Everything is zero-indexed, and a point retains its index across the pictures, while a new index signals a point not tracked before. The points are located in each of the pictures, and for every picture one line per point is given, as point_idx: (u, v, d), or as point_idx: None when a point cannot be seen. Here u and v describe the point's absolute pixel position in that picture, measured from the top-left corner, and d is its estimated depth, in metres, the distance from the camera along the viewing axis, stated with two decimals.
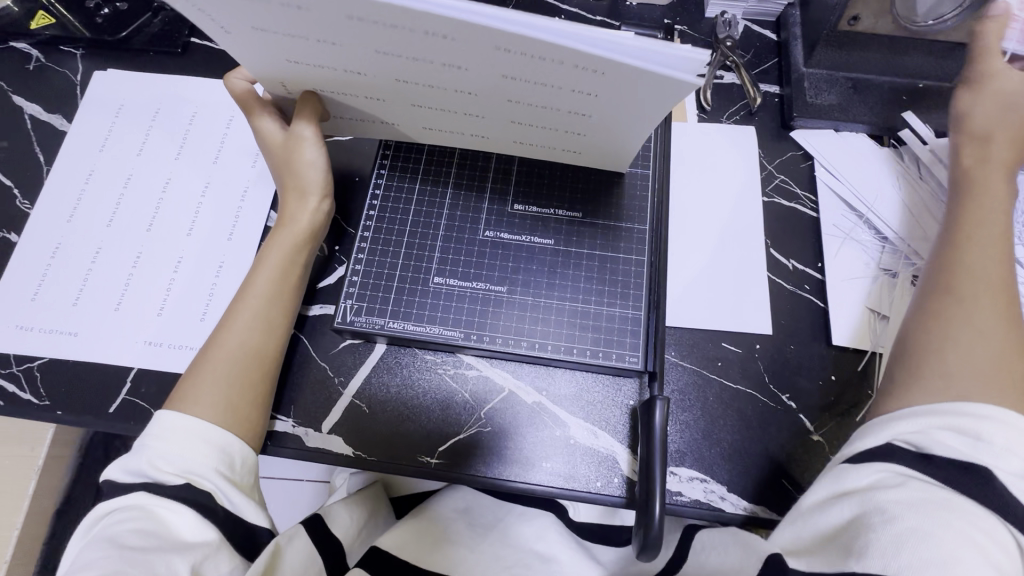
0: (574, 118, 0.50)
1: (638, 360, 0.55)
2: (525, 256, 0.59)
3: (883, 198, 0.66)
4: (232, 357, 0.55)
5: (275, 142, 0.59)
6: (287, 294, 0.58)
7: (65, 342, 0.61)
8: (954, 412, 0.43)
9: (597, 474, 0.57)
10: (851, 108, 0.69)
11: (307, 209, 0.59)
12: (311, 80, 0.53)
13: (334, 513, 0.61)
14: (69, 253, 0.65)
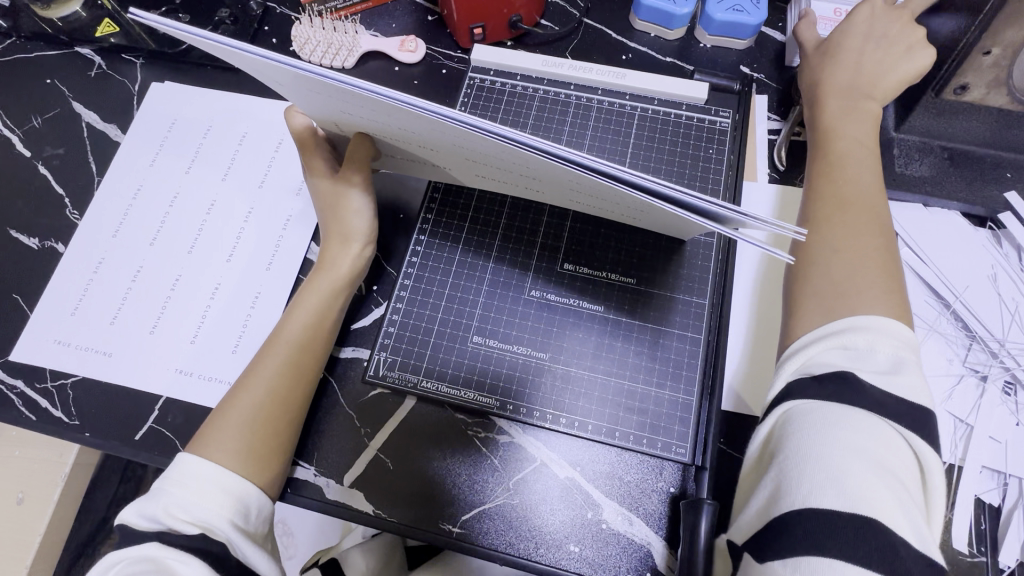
0: (634, 209, 0.49)
1: (685, 453, 0.51)
2: (572, 321, 0.55)
3: (975, 290, 0.59)
4: (258, 403, 0.53)
5: (324, 184, 0.58)
6: (320, 341, 0.57)
7: (99, 361, 0.61)
8: (840, 335, 0.46)
9: (628, 565, 0.53)
10: (945, 181, 0.62)
11: (349, 254, 0.58)
12: (364, 125, 0.50)
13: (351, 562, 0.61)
14: (111, 270, 0.65)
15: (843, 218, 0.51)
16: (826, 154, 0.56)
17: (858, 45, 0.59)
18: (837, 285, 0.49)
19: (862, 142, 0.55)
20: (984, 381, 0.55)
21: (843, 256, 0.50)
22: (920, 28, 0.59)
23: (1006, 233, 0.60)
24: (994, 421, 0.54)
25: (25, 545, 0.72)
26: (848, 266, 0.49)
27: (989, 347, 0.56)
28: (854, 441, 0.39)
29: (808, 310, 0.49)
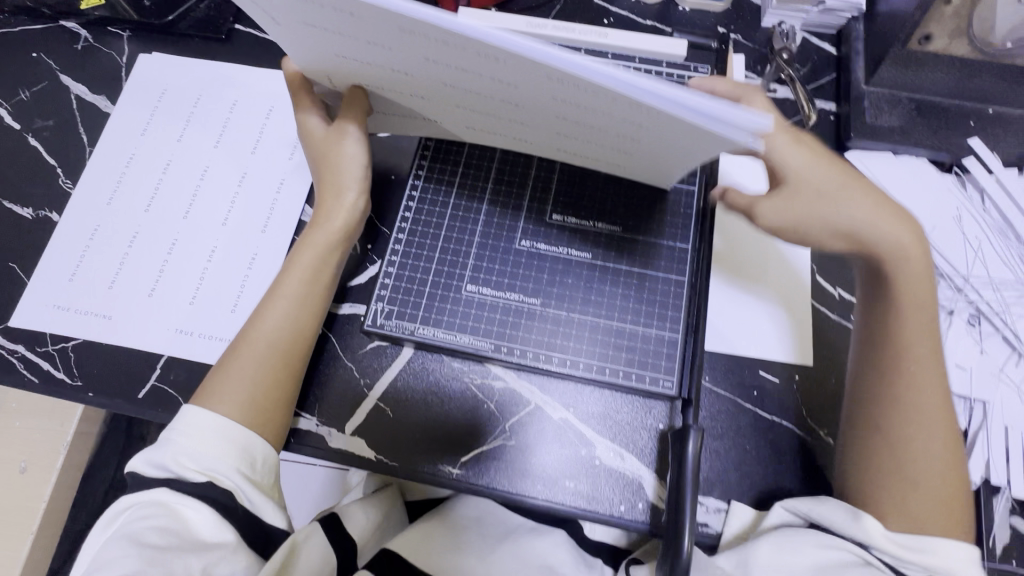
0: (617, 143, 0.48)
1: (672, 385, 0.54)
2: (561, 269, 0.57)
3: (942, 230, 0.62)
4: (259, 355, 0.55)
5: (318, 135, 0.59)
6: (317, 295, 0.58)
7: (98, 324, 0.62)
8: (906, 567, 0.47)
9: (621, 497, 0.55)
10: (913, 131, 0.65)
11: (343, 209, 0.59)
12: (362, 78, 0.51)
13: (352, 512, 0.60)
14: (107, 236, 0.65)
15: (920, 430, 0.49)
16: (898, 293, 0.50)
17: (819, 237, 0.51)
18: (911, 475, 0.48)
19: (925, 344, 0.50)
20: (952, 314, 0.58)
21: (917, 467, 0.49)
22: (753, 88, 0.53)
23: (969, 176, 0.64)
24: (963, 352, 0.57)
25: (28, 513, 0.73)
26: (915, 504, 0.48)
27: (956, 283, 0.59)
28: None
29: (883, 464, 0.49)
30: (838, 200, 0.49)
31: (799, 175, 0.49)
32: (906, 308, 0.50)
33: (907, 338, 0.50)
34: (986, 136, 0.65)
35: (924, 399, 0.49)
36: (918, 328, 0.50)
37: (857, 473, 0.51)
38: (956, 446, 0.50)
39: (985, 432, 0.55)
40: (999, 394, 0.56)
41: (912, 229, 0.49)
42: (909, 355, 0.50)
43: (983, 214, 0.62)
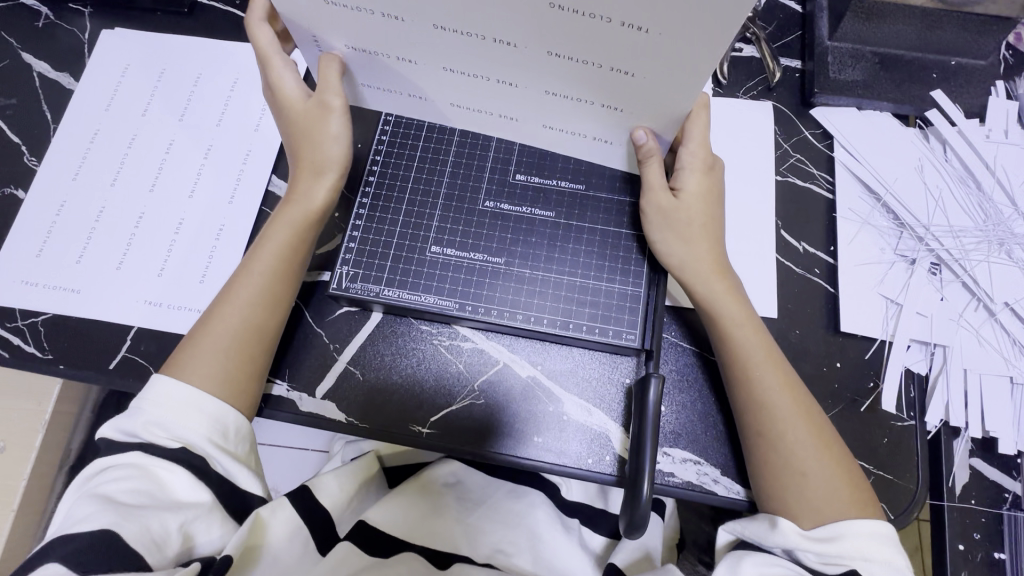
0: (613, 76, 0.43)
1: (635, 338, 0.55)
2: (525, 228, 0.58)
3: (904, 181, 0.62)
4: (231, 329, 0.55)
5: (297, 106, 0.56)
6: (289, 276, 0.58)
7: (68, 298, 0.62)
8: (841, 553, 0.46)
9: (589, 451, 0.56)
10: (876, 85, 0.65)
11: (318, 186, 0.58)
12: (339, 30, 0.47)
13: (324, 481, 0.57)
14: (74, 211, 0.65)
15: (784, 423, 0.50)
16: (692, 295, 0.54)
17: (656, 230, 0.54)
18: (790, 464, 0.49)
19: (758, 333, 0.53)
20: (914, 264, 0.59)
21: (802, 460, 0.49)
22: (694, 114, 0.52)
23: (932, 128, 0.64)
24: (923, 299, 0.58)
25: (10, 489, 0.74)
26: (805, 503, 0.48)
27: (917, 233, 0.60)
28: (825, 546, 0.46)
29: (775, 467, 0.50)
30: (690, 229, 0.53)
31: (685, 195, 0.53)
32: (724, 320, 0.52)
33: (745, 359, 0.52)
34: (948, 88, 0.65)
35: (784, 412, 0.50)
36: (749, 345, 0.52)
37: (759, 485, 0.50)
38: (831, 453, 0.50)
39: (945, 376, 0.56)
40: (957, 338, 0.57)
41: (712, 248, 0.53)
42: (760, 378, 0.51)
43: (944, 165, 0.63)
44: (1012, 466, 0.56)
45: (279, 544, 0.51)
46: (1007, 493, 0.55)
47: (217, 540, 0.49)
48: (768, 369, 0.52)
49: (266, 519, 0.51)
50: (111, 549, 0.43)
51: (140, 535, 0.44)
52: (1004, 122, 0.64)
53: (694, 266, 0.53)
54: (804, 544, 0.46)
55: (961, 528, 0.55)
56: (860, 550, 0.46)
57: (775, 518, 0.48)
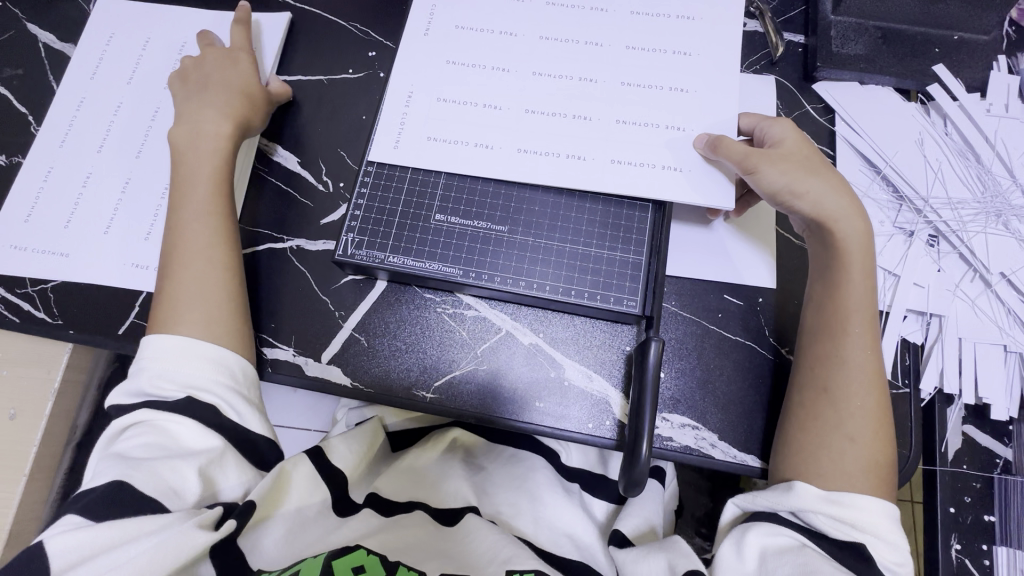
0: None
1: (636, 305, 0.56)
2: (528, 197, 0.59)
3: (903, 154, 0.63)
4: (205, 276, 0.56)
5: (222, 60, 0.65)
6: (224, 214, 0.59)
7: (57, 263, 0.63)
8: (852, 526, 0.48)
9: (589, 416, 0.57)
10: (879, 59, 0.65)
11: (208, 121, 0.61)
12: None
13: (336, 445, 0.58)
14: (62, 178, 0.66)
15: (854, 397, 0.52)
16: (856, 268, 0.54)
17: (819, 184, 0.54)
18: (834, 435, 0.51)
19: (862, 296, 0.53)
20: (912, 236, 0.60)
21: (850, 433, 0.51)
22: (786, 124, 0.58)
23: (934, 104, 0.65)
24: (920, 271, 0.59)
25: (21, 455, 0.75)
26: (833, 461, 0.51)
27: (916, 206, 0.61)
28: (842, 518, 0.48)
29: (819, 436, 0.51)
30: (817, 202, 0.54)
31: (761, 180, 0.55)
32: (851, 279, 0.53)
33: (850, 317, 0.53)
34: (950, 63, 0.65)
35: (853, 368, 0.52)
36: (857, 305, 0.53)
37: (783, 451, 0.53)
38: (881, 413, 0.52)
39: (940, 346, 0.57)
40: (953, 308, 0.58)
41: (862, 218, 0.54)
42: (848, 336, 0.53)
43: (944, 140, 0.63)
44: (1004, 432, 0.57)
45: (301, 497, 0.52)
46: (998, 459, 0.56)
47: (242, 485, 0.51)
48: (860, 342, 0.53)
49: (289, 470, 0.52)
50: (133, 494, 0.45)
51: (157, 482, 0.46)
52: (1005, 97, 0.65)
53: (849, 222, 0.54)
54: (817, 506, 0.49)
55: (951, 492, 0.56)
56: (870, 522, 0.48)
57: (792, 482, 0.50)
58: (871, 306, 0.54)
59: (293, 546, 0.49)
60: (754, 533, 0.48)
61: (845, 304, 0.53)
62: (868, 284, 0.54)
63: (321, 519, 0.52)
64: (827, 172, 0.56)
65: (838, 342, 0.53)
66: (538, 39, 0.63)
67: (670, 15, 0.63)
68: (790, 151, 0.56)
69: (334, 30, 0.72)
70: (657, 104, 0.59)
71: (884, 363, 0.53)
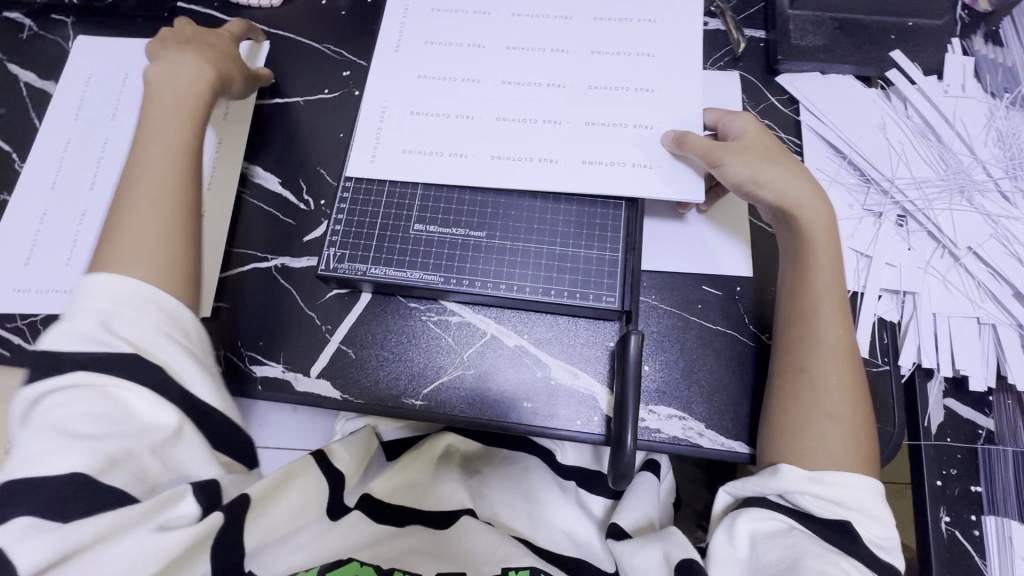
0: None
1: (615, 300, 0.57)
2: (504, 202, 0.60)
3: (867, 138, 0.65)
4: (154, 238, 0.52)
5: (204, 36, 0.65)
6: (180, 178, 0.55)
7: (58, 299, 0.64)
8: (840, 506, 0.49)
9: (577, 412, 0.58)
10: (837, 49, 0.67)
11: (179, 88, 0.59)
12: None
13: (336, 450, 0.59)
14: (53, 214, 0.67)
15: (831, 377, 0.53)
16: (822, 253, 0.55)
17: (781, 172, 0.56)
18: (814, 416, 0.52)
19: (829, 280, 0.55)
20: (881, 218, 0.62)
21: (831, 412, 0.52)
22: (744, 118, 0.59)
23: (894, 89, 0.67)
24: (890, 250, 0.61)
25: None
26: (817, 438, 0.51)
27: (882, 188, 0.63)
28: (830, 498, 0.49)
29: (800, 418, 0.52)
30: (783, 193, 0.55)
31: (724, 172, 0.56)
32: (818, 264, 0.55)
33: (819, 300, 0.54)
34: (907, 49, 0.67)
35: (826, 349, 0.53)
36: (826, 287, 0.55)
37: (766, 433, 0.53)
38: (857, 392, 0.53)
39: (915, 322, 0.59)
40: (926, 285, 0.59)
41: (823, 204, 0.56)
42: (819, 318, 0.54)
43: (906, 122, 0.65)
44: (984, 403, 0.58)
45: (295, 500, 0.50)
46: (981, 430, 0.57)
47: None
48: (830, 323, 0.54)
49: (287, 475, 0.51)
50: (100, 485, 0.40)
51: (122, 471, 0.41)
52: (961, 77, 0.66)
53: (811, 207, 0.55)
54: (803, 486, 0.49)
55: (938, 465, 0.56)
56: (856, 499, 0.49)
57: (777, 464, 0.51)
58: (839, 288, 0.55)
59: (282, 552, 0.47)
60: (746, 522, 0.49)
61: (814, 287, 0.55)
62: (835, 267, 0.55)
63: (313, 525, 0.51)
64: (785, 162, 0.57)
65: (809, 325, 0.54)
66: (506, 50, 0.65)
67: (632, 18, 0.65)
68: (751, 143, 0.57)
69: (309, 53, 0.74)
70: (624, 105, 0.61)
71: (856, 343, 0.54)
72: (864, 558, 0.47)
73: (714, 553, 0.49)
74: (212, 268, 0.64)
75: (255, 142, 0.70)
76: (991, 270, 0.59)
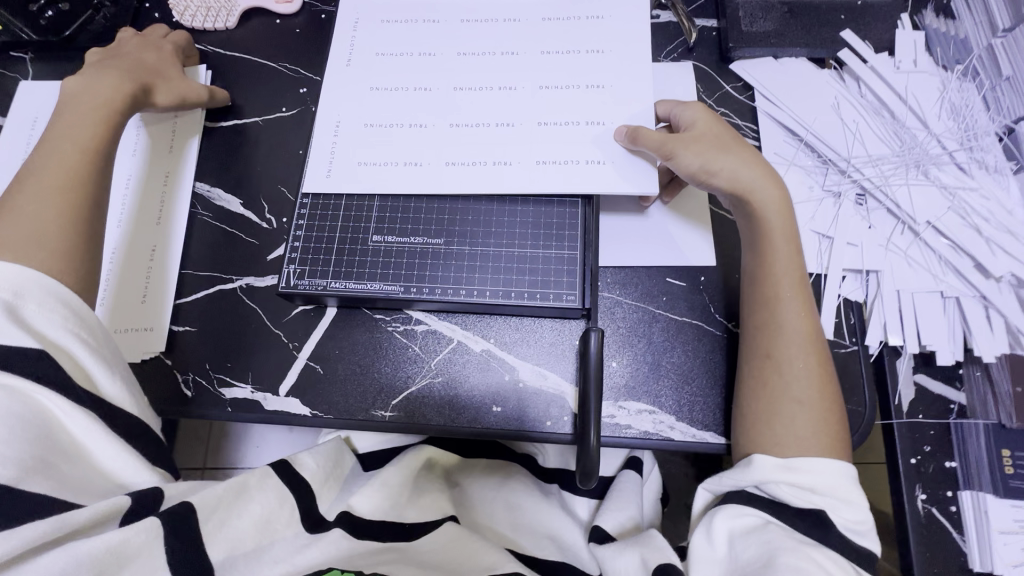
0: None
1: (575, 298, 0.57)
2: (460, 208, 0.60)
3: (822, 119, 0.65)
4: (48, 226, 0.52)
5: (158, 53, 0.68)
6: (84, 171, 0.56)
7: None
8: (809, 491, 0.49)
9: (547, 413, 0.58)
10: (788, 33, 0.67)
11: (103, 87, 0.61)
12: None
13: (303, 459, 0.54)
14: None
15: (795, 361, 0.53)
16: (779, 237, 0.55)
17: (732, 158, 0.56)
18: (780, 401, 0.52)
19: (787, 263, 0.55)
20: (840, 197, 0.62)
21: (797, 396, 0.52)
22: (694, 108, 0.59)
23: (847, 69, 0.67)
24: (852, 230, 0.60)
25: None
26: (788, 424, 0.51)
27: (840, 167, 0.62)
28: (804, 487, 0.49)
29: (766, 404, 0.52)
30: (738, 178, 0.55)
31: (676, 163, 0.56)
32: (775, 249, 0.55)
33: (779, 285, 0.54)
34: (857, 27, 0.67)
35: (788, 333, 0.53)
36: (785, 271, 0.55)
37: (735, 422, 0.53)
38: (823, 375, 0.53)
39: (880, 301, 0.58)
40: (888, 262, 0.59)
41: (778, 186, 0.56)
42: (780, 302, 0.54)
43: (860, 101, 0.65)
44: (955, 377, 0.57)
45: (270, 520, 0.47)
46: (954, 405, 0.56)
47: None
48: (791, 307, 0.54)
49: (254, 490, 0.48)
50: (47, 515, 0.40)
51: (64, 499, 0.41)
52: (913, 52, 0.66)
53: (764, 190, 0.55)
54: (777, 476, 0.49)
55: (912, 443, 0.55)
56: (826, 484, 0.49)
57: (751, 456, 0.50)
58: (800, 271, 0.55)
59: (253, 569, 0.44)
60: (723, 519, 0.48)
61: (774, 271, 0.55)
62: (793, 250, 0.55)
63: (287, 539, 0.48)
64: (739, 147, 0.57)
65: (772, 310, 0.54)
66: (456, 56, 0.65)
67: (579, 17, 0.65)
68: (702, 132, 0.57)
69: (266, 72, 0.74)
70: (575, 102, 0.61)
71: (819, 326, 0.54)
72: (837, 548, 0.47)
73: (692, 552, 0.48)
74: (163, 304, 0.64)
75: (216, 165, 0.70)
76: (953, 243, 0.59)
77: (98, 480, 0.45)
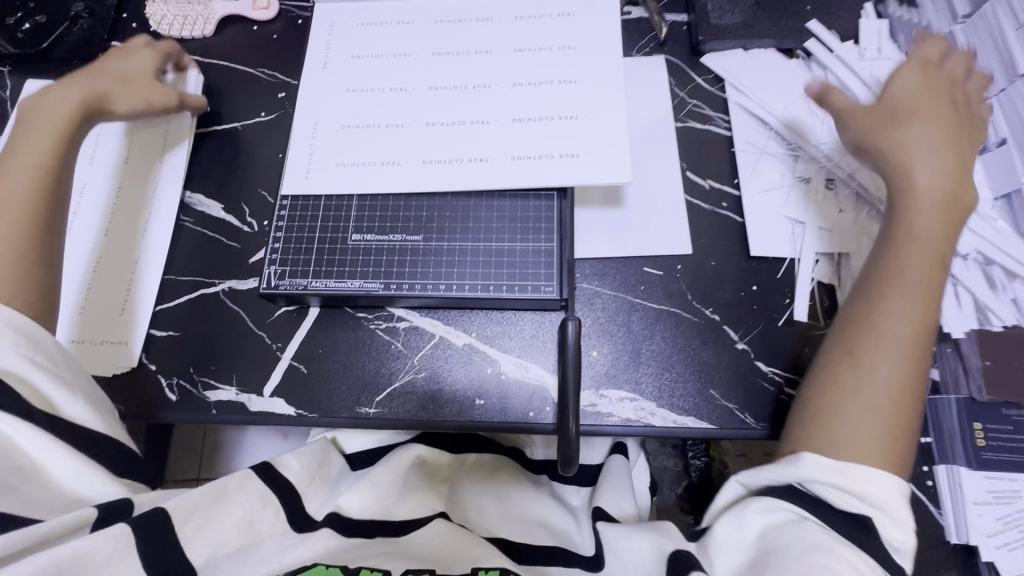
0: None
1: (553, 290, 0.58)
2: (439, 205, 0.61)
3: (791, 108, 0.66)
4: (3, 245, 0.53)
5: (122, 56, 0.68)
6: (37, 186, 0.56)
7: None
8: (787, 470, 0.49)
9: (529, 404, 0.58)
10: (756, 24, 0.69)
11: (57, 101, 0.61)
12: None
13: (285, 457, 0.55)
14: None
15: (880, 367, 0.50)
16: (915, 226, 0.53)
17: (919, 131, 0.55)
18: (859, 411, 0.49)
19: (916, 253, 0.52)
20: (811, 183, 0.63)
21: (869, 406, 0.49)
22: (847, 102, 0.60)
23: (814, 59, 0.68)
24: (822, 214, 0.62)
25: None
26: (851, 426, 0.49)
27: (811, 155, 0.64)
28: (840, 483, 0.47)
29: (831, 412, 0.50)
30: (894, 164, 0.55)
31: None
32: (904, 240, 0.53)
33: (902, 279, 0.52)
34: (822, 18, 0.69)
35: (898, 333, 0.51)
36: (917, 264, 0.52)
37: (797, 431, 0.52)
38: (907, 386, 0.50)
39: (855, 284, 0.60)
40: (859, 245, 0.61)
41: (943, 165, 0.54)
42: (889, 300, 0.52)
43: None
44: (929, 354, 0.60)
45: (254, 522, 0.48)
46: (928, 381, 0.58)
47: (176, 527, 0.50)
48: (906, 303, 0.51)
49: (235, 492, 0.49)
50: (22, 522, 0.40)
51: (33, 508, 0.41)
52: (877, 40, 0.68)
53: (921, 171, 0.54)
54: (824, 475, 0.48)
55: None
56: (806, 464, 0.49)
57: (802, 454, 0.49)
58: (945, 260, 0.52)
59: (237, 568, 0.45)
60: (758, 512, 0.47)
61: (898, 262, 0.53)
62: (932, 242, 0.52)
63: (273, 538, 0.48)
64: (907, 127, 0.56)
65: (896, 306, 0.51)
66: (431, 56, 0.66)
67: (551, 14, 0.66)
68: (857, 123, 0.58)
69: (244, 78, 0.75)
70: (549, 98, 0.62)
71: (927, 328, 0.51)
72: None
73: (716, 541, 0.47)
74: (139, 319, 0.64)
75: (195, 171, 0.71)
76: None
77: (77, 485, 0.45)
